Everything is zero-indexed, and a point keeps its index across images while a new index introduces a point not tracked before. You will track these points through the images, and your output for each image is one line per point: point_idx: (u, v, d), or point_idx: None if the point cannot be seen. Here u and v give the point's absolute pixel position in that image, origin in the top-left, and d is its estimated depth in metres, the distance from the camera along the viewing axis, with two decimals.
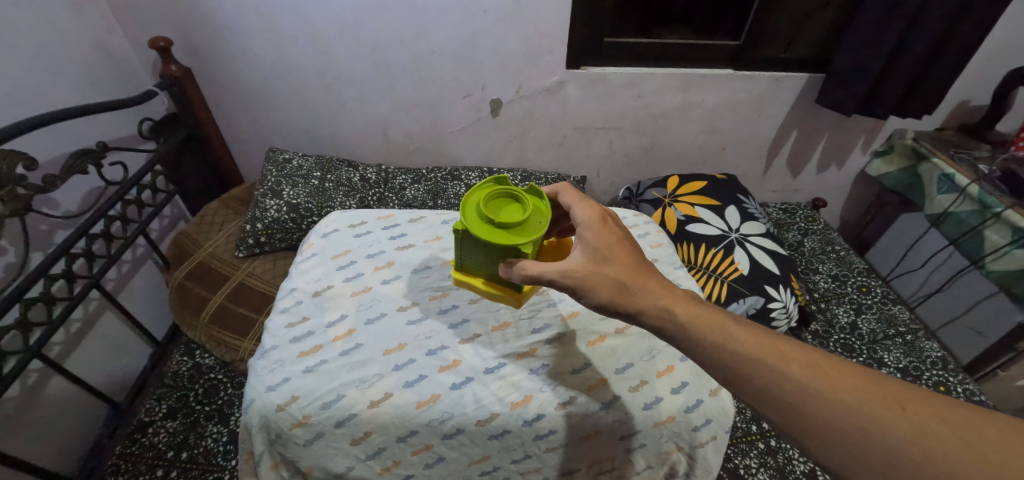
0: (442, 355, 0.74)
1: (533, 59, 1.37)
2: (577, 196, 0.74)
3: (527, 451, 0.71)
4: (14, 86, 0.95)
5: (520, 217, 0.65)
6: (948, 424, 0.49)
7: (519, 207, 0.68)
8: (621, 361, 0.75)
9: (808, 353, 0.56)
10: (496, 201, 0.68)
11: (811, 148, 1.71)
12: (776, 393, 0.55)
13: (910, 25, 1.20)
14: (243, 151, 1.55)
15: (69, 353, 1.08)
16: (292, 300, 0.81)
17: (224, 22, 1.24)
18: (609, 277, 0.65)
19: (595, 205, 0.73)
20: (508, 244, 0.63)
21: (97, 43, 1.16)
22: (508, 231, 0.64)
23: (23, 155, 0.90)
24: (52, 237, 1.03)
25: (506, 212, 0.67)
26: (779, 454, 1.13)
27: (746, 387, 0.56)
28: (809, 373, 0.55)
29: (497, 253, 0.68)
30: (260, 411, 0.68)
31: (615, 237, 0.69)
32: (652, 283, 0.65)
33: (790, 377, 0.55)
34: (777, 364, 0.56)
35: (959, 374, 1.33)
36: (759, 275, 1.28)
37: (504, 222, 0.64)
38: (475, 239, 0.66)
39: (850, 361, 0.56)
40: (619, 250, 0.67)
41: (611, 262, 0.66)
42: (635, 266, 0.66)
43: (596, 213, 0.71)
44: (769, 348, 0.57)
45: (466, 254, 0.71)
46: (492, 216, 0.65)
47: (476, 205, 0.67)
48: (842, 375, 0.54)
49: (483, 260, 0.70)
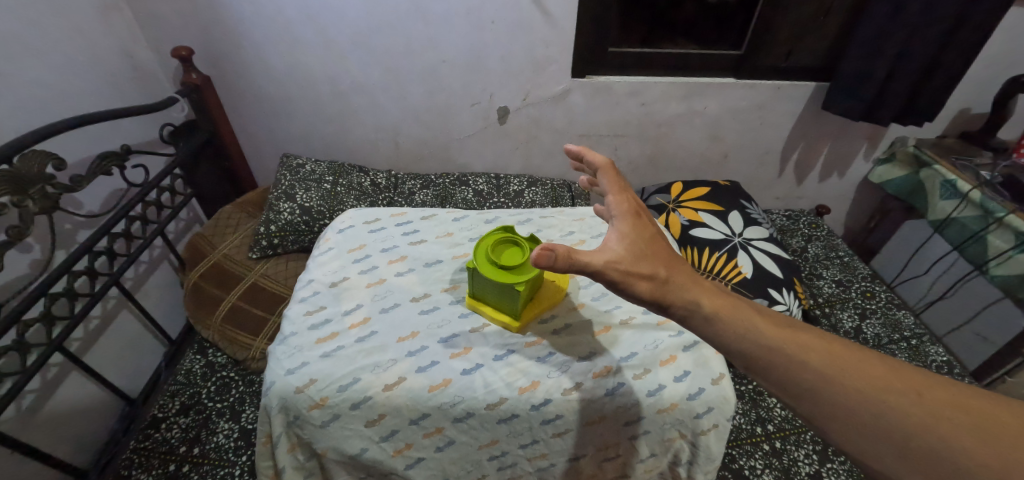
0: (453, 343, 0.76)
1: (539, 67, 1.41)
2: (616, 183, 0.76)
3: (534, 436, 0.74)
4: (45, 91, 1.00)
5: (520, 260, 0.73)
6: (967, 411, 0.48)
7: (519, 251, 0.76)
8: (625, 350, 0.77)
9: (824, 339, 0.57)
10: (501, 247, 0.77)
11: (814, 155, 1.73)
12: (796, 381, 0.55)
13: (908, 34, 1.23)
14: (257, 157, 1.60)
15: (88, 349, 1.11)
16: (310, 290, 0.83)
17: (243, 32, 1.29)
18: (643, 269, 0.65)
19: (631, 199, 0.75)
20: (510, 282, 0.70)
21: (123, 52, 1.22)
22: (509, 271, 0.72)
23: (52, 156, 0.94)
24: (75, 236, 1.07)
25: (509, 255, 0.75)
26: (783, 456, 1.14)
27: (766, 374, 0.57)
28: (825, 359, 0.55)
29: (499, 293, 0.75)
30: (279, 393, 0.70)
31: (648, 234, 0.70)
32: (683, 276, 0.66)
33: (807, 365, 0.55)
34: (794, 352, 0.56)
35: (964, 378, 1.34)
36: (763, 278, 1.30)
37: (506, 263, 0.72)
38: (483, 278, 0.74)
39: (865, 346, 0.55)
40: (653, 246, 0.69)
41: (645, 256, 0.67)
42: (666, 261, 0.68)
43: (630, 208, 0.74)
44: (786, 336, 0.57)
45: (475, 288, 0.78)
46: (496, 257, 0.73)
47: (485, 249, 0.75)
48: (861, 361, 0.54)
49: (489, 291, 0.76)
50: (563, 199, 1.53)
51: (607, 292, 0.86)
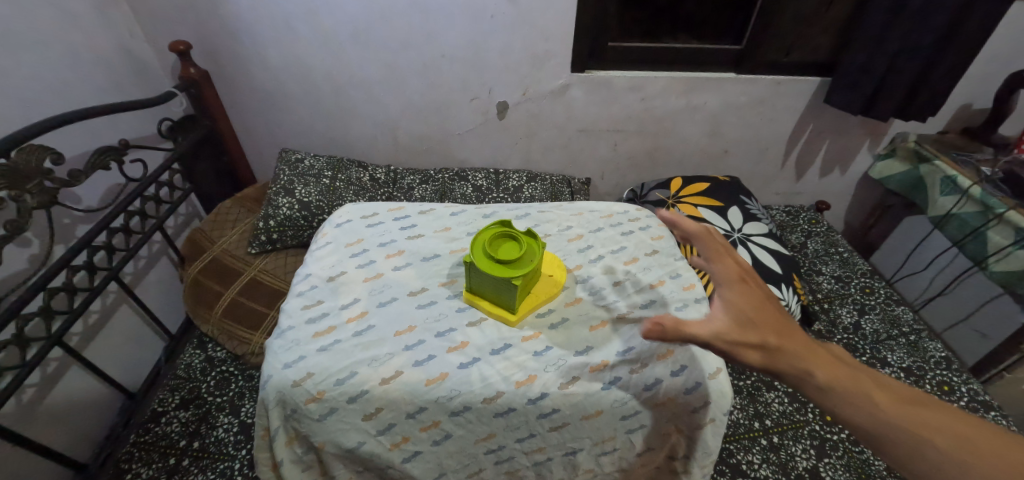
0: (450, 337, 0.76)
1: (538, 62, 1.41)
2: (716, 250, 0.74)
3: (531, 430, 0.74)
4: (43, 86, 1.00)
5: (516, 254, 0.73)
6: None
7: (516, 245, 0.75)
8: (622, 345, 0.77)
9: (950, 421, 0.56)
10: (499, 241, 0.76)
11: (815, 151, 1.73)
12: (926, 463, 0.54)
13: (910, 29, 1.22)
14: (256, 152, 1.59)
15: (87, 343, 1.11)
16: (308, 284, 0.84)
17: (241, 27, 1.28)
18: (756, 338, 0.63)
19: (734, 262, 0.73)
20: (507, 277, 0.70)
21: (121, 46, 1.21)
22: (505, 265, 0.72)
23: (50, 150, 0.94)
24: (73, 231, 1.07)
25: (505, 250, 0.74)
26: (781, 451, 1.14)
27: (891, 452, 0.55)
28: (955, 444, 0.54)
29: (496, 287, 0.74)
30: (277, 387, 0.70)
31: (756, 299, 0.68)
32: (797, 344, 0.63)
33: (936, 448, 0.54)
34: (921, 434, 0.55)
35: (962, 374, 1.34)
36: (762, 274, 1.30)
37: (503, 258, 0.72)
38: (480, 273, 0.74)
39: (993, 429, 0.55)
40: (762, 312, 0.66)
41: (755, 324, 0.65)
42: (777, 328, 0.65)
43: (736, 273, 0.71)
44: (911, 415, 0.57)
45: (471, 282, 0.78)
46: (492, 252, 0.73)
47: (482, 243, 0.75)
48: (991, 447, 0.54)
49: (485, 286, 0.76)
50: (563, 195, 1.53)
51: (605, 286, 0.86)
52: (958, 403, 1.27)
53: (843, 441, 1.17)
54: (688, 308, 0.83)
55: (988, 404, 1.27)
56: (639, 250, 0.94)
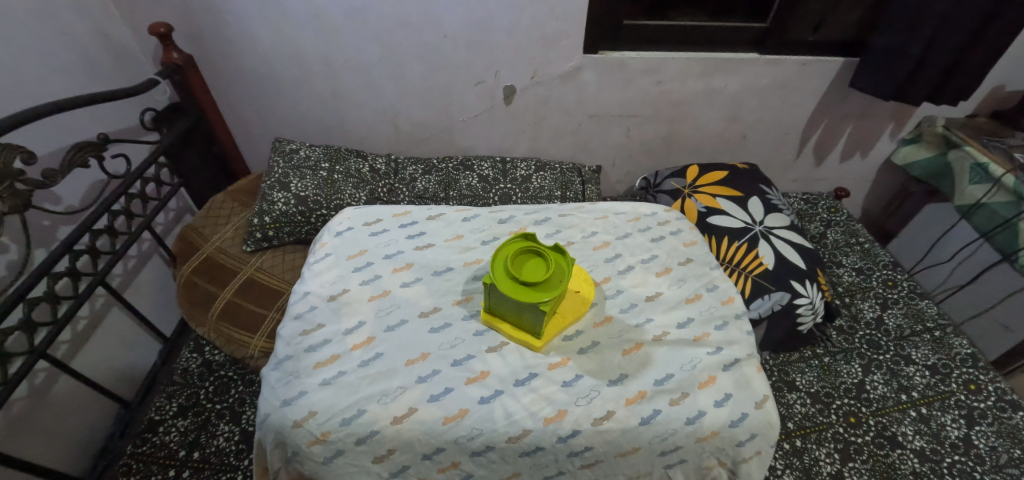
0: (468, 366, 0.70)
1: (548, 43, 1.31)
2: None
3: (560, 468, 0.68)
4: (7, 77, 0.90)
5: (544, 274, 0.65)
6: None
7: (542, 262, 0.68)
8: (659, 372, 0.71)
9: None
10: (523, 258, 0.69)
11: (837, 136, 1.64)
12: None
13: (953, 5, 1.12)
14: (247, 140, 1.50)
15: (77, 352, 1.06)
16: (307, 305, 0.77)
17: (226, 6, 1.18)
18: None
19: None
20: (534, 301, 0.63)
21: (96, 30, 1.12)
22: (531, 288, 0.65)
23: (20, 149, 0.86)
24: (55, 233, 1.00)
25: (529, 268, 0.67)
26: (804, 455, 1.09)
27: None
28: None
29: (520, 309, 0.68)
30: (277, 427, 0.65)
31: None
32: None
33: None
34: None
35: (989, 372, 1.29)
36: (785, 271, 1.24)
37: (528, 280, 0.65)
38: (502, 295, 0.67)
39: None
40: None
41: None
42: None
43: None
44: None
45: (494, 303, 0.71)
46: (517, 272, 0.66)
47: (505, 261, 0.68)
48: None
49: (508, 308, 0.69)
50: (573, 185, 1.45)
51: (637, 302, 0.80)
52: (987, 403, 1.22)
53: (867, 444, 1.13)
54: (727, 328, 0.79)
55: (1017, 404, 1.22)
56: (671, 259, 0.88)
